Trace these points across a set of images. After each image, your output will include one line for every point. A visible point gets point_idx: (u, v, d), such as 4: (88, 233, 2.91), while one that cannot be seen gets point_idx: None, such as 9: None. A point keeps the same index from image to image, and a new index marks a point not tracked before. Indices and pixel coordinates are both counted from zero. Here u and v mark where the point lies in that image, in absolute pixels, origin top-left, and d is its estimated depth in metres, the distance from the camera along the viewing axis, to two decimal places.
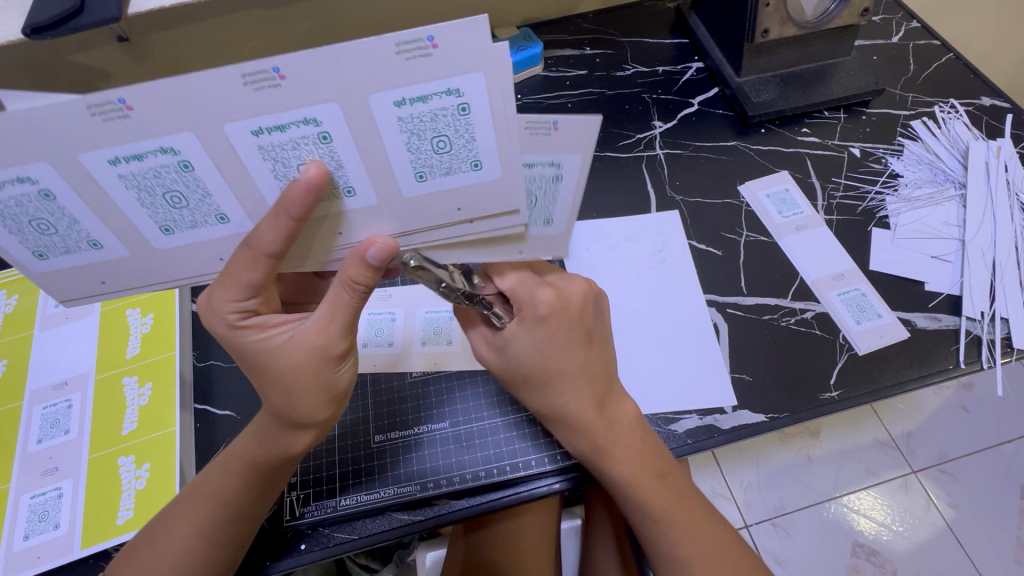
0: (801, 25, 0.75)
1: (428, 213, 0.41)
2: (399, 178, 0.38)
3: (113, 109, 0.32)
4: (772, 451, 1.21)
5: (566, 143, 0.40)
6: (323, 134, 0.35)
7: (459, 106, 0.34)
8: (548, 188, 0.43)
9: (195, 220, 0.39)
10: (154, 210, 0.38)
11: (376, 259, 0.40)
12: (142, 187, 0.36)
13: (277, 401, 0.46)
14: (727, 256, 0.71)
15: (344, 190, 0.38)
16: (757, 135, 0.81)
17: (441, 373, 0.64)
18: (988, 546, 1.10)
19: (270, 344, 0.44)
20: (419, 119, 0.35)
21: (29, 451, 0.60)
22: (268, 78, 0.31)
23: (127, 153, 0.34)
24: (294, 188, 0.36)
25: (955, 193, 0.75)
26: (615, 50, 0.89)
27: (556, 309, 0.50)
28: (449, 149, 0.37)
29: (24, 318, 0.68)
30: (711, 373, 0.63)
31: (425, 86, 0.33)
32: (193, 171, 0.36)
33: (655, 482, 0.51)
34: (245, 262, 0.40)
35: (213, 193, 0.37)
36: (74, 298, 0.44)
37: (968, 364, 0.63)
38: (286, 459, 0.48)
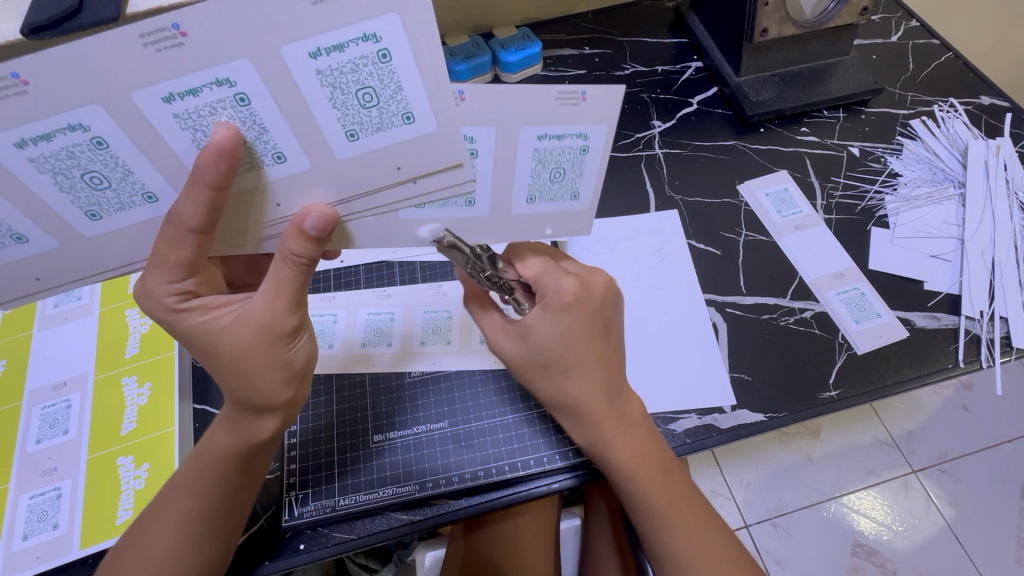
0: (800, 24, 0.75)
1: (367, 175, 0.41)
2: (330, 137, 0.39)
3: (10, 86, 0.32)
4: (772, 451, 1.20)
5: (592, 114, 0.44)
6: (239, 94, 0.36)
7: (379, 52, 0.35)
8: (575, 160, 0.46)
9: (121, 201, 0.40)
10: (75, 193, 0.38)
11: (315, 229, 0.40)
12: (56, 169, 0.37)
13: (235, 385, 0.45)
14: (726, 255, 0.71)
15: (272, 157, 0.39)
16: (756, 134, 0.81)
17: (420, 373, 0.64)
18: (988, 546, 1.10)
19: (215, 326, 0.44)
20: (340, 70, 0.36)
21: (27, 451, 0.60)
22: (170, 36, 0.32)
23: (35, 134, 0.34)
24: (207, 153, 0.36)
25: (954, 192, 0.75)
26: (614, 50, 0.89)
27: (579, 298, 0.50)
28: (376, 102, 0.38)
29: (23, 319, 0.68)
30: (710, 373, 0.63)
31: (340, 34, 0.34)
32: (108, 148, 0.36)
33: (661, 476, 0.51)
34: (171, 239, 0.40)
35: (133, 171, 0.38)
36: (10, 300, 0.44)
37: (967, 363, 0.63)
38: (254, 447, 0.48)
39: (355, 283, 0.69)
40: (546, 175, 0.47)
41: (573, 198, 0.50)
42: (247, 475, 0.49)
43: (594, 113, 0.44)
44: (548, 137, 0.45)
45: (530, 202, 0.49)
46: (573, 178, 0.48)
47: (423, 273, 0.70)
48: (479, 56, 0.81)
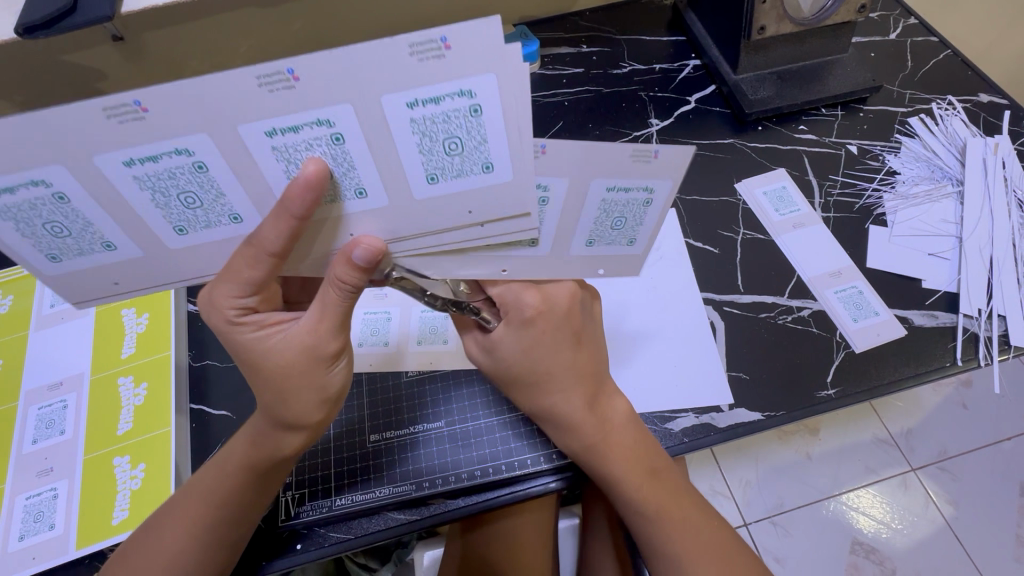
0: (798, 21, 0.75)
1: (434, 217, 0.40)
2: (410, 180, 0.37)
3: (129, 112, 0.31)
4: (772, 449, 1.20)
5: (663, 170, 0.41)
6: (336, 135, 0.34)
7: (472, 108, 0.34)
8: (638, 210, 0.45)
9: (208, 220, 0.38)
10: (168, 211, 0.37)
11: (362, 260, 0.39)
12: (157, 188, 0.36)
13: (273, 403, 0.45)
14: (724, 254, 0.71)
15: (354, 192, 0.37)
16: (753, 132, 0.80)
17: (422, 373, 0.63)
18: (988, 544, 1.10)
19: (268, 343, 0.44)
20: (431, 120, 0.34)
21: (24, 452, 0.60)
22: (283, 79, 0.31)
23: (142, 154, 0.33)
24: (295, 185, 0.35)
25: (952, 191, 0.75)
26: (612, 47, 0.89)
27: (541, 312, 0.49)
28: (461, 150, 0.36)
29: (19, 318, 0.68)
30: (707, 372, 0.63)
31: (438, 88, 0.33)
32: (207, 172, 0.35)
33: (650, 479, 0.51)
34: (247, 259, 0.39)
35: (225, 193, 0.37)
36: (88, 301, 0.43)
37: (965, 362, 0.63)
38: (275, 462, 0.48)
39: None
40: (608, 223, 0.46)
41: (629, 243, 0.49)
42: (265, 483, 0.49)
43: (665, 169, 0.41)
44: (616, 188, 0.43)
45: (588, 247, 0.48)
46: (637, 228, 0.47)
47: None
48: None
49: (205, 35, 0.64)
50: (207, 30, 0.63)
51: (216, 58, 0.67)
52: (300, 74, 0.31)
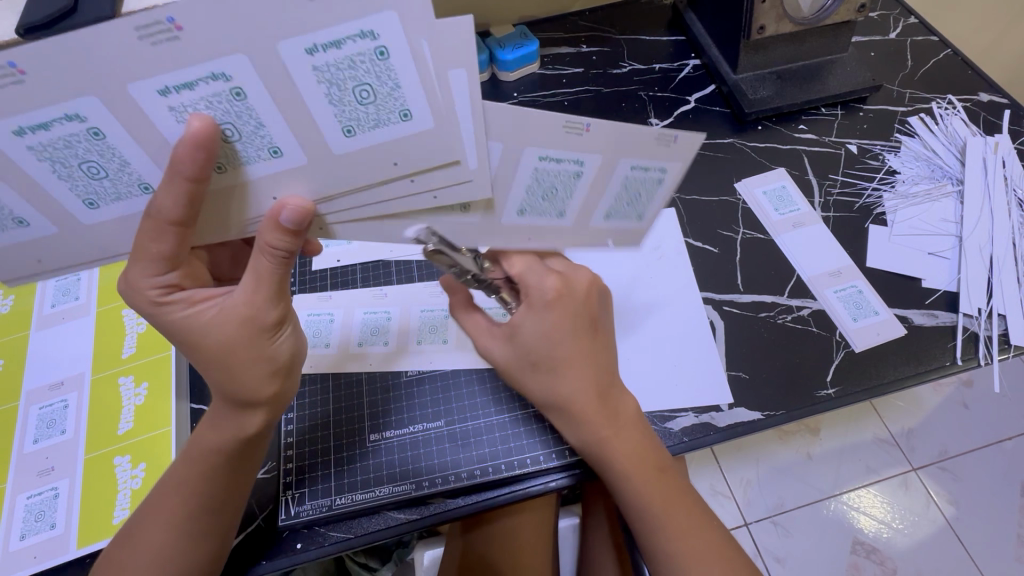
0: (797, 21, 0.75)
1: (362, 169, 0.39)
2: (325, 132, 0.37)
3: (5, 74, 0.31)
4: (772, 449, 1.20)
5: (676, 152, 0.44)
6: (236, 89, 0.34)
7: (377, 50, 0.33)
8: (649, 189, 0.47)
9: (118, 191, 0.39)
10: (73, 182, 0.37)
11: (291, 221, 0.39)
12: (55, 158, 0.36)
13: (219, 378, 0.45)
14: (724, 254, 0.71)
15: (268, 152, 0.38)
16: (753, 132, 0.80)
17: (422, 372, 0.63)
18: (989, 544, 1.10)
19: (199, 320, 0.43)
20: (337, 68, 0.34)
21: (24, 451, 0.60)
22: (164, 29, 0.31)
23: (32, 122, 0.33)
24: (182, 147, 0.34)
25: (952, 190, 0.75)
26: (611, 47, 0.89)
27: (562, 295, 0.50)
28: (373, 100, 0.36)
29: (20, 318, 0.68)
30: (707, 371, 0.63)
31: (337, 31, 0.32)
32: (104, 138, 0.35)
33: (656, 476, 0.51)
34: (150, 232, 0.39)
35: (130, 161, 0.37)
36: (16, 280, 0.43)
37: (965, 361, 0.63)
38: (241, 441, 0.48)
39: (352, 282, 0.69)
40: (624, 200, 0.48)
41: (637, 219, 0.50)
42: (238, 469, 0.49)
43: (680, 151, 0.44)
44: (636, 167, 0.45)
45: (606, 221, 0.49)
46: (648, 205, 0.48)
47: (420, 272, 0.69)
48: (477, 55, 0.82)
49: None
50: None
51: None
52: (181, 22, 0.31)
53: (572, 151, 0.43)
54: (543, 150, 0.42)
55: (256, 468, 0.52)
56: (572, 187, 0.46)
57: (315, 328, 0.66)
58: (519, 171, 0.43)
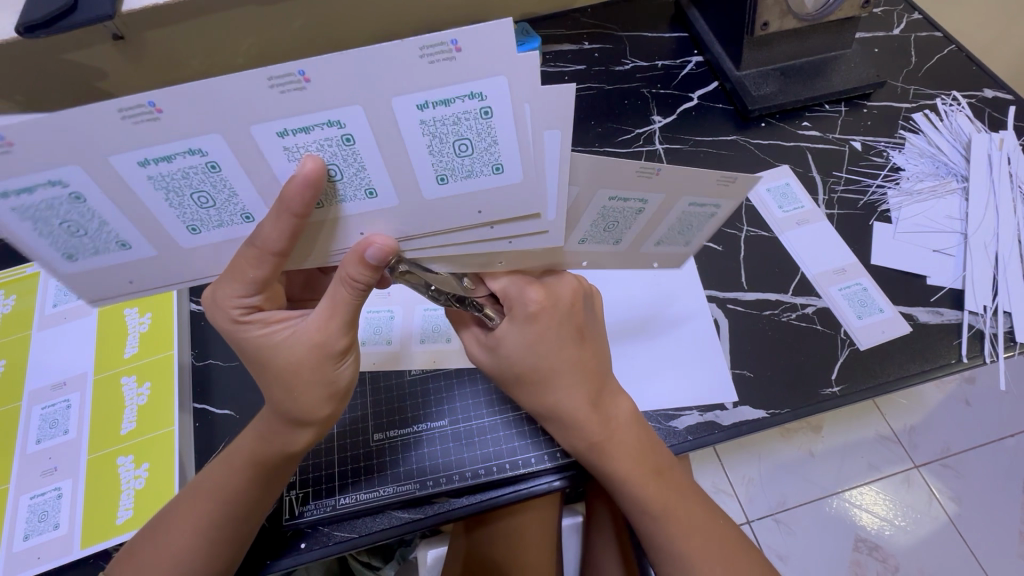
0: (802, 17, 0.74)
1: (447, 216, 0.40)
2: (420, 180, 0.37)
3: (144, 112, 0.32)
4: (774, 446, 1.20)
5: (733, 193, 0.46)
6: (346, 136, 0.34)
7: (482, 110, 0.34)
8: (701, 219, 0.49)
9: (221, 219, 0.39)
10: (182, 209, 0.37)
11: (374, 259, 0.39)
12: (170, 187, 0.36)
13: (281, 397, 0.46)
14: (728, 252, 0.71)
15: (364, 193, 0.38)
16: (757, 129, 0.80)
17: (428, 371, 0.63)
18: (991, 541, 1.10)
19: (272, 340, 0.44)
20: (443, 122, 0.35)
21: (28, 452, 0.60)
22: (294, 80, 0.31)
23: (156, 155, 0.34)
24: (295, 183, 0.35)
25: (957, 186, 0.74)
26: (614, 44, 0.89)
27: (545, 307, 0.49)
28: (470, 152, 0.36)
29: (23, 318, 0.68)
30: (711, 369, 0.63)
31: (449, 90, 0.33)
32: (221, 171, 0.35)
33: (654, 479, 0.51)
34: (251, 258, 0.39)
35: (238, 192, 0.37)
36: (104, 297, 0.43)
37: (971, 359, 0.63)
38: (286, 455, 0.48)
39: None
40: (676, 229, 0.50)
41: (683, 244, 0.53)
42: (272, 479, 0.49)
43: (737, 190, 0.46)
44: (695, 203, 0.47)
45: (656, 246, 0.53)
46: (696, 234, 0.51)
47: None
48: None
49: (206, 35, 0.63)
50: (208, 29, 0.63)
51: (215, 56, 0.66)
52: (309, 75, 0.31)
53: (640, 192, 0.44)
54: (614, 193, 0.44)
55: (286, 477, 0.51)
56: (632, 220, 0.48)
57: None
58: (590, 207, 0.44)
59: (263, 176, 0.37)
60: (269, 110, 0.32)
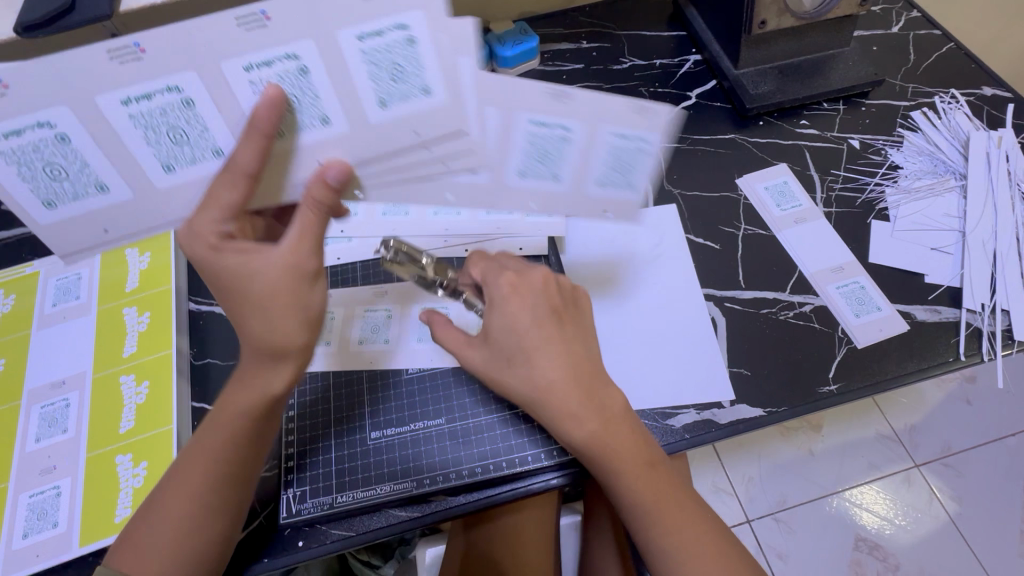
0: (799, 15, 0.74)
1: (391, 141, 0.43)
2: (363, 105, 0.41)
3: (128, 53, 0.36)
4: (773, 445, 1.20)
5: (651, 123, 0.46)
6: (300, 67, 0.38)
7: (408, 39, 0.38)
8: (632, 157, 0.48)
9: (194, 156, 0.42)
10: (158, 146, 0.41)
11: (336, 178, 0.42)
12: (150, 125, 0.40)
13: (256, 327, 0.44)
14: (725, 250, 0.71)
15: (319, 119, 0.41)
16: (755, 127, 0.80)
17: (422, 371, 0.63)
18: (993, 541, 1.09)
19: (247, 266, 0.43)
20: (377, 50, 0.39)
21: (27, 451, 0.60)
22: (255, 18, 0.36)
23: (137, 93, 0.38)
24: (261, 106, 0.39)
25: (955, 184, 0.74)
26: (612, 43, 0.89)
27: (518, 287, 0.53)
28: (404, 79, 0.40)
29: (22, 317, 0.68)
30: (708, 367, 0.63)
31: (376, 20, 0.37)
32: (195, 108, 0.39)
33: (648, 471, 0.51)
34: (228, 182, 0.41)
35: (210, 127, 0.41)
36: (78, 250, 0.46)
37: (968, 357, 0.63)
38: (269, 399, 0.47)
39: (352, 280, 0.69)
40: (615, 168, 0.49)
41: (627, 187, 0.50)
42: (261, 430, 0.48)
43: (656, 121, 0.45)
44: (622, 134, 0.47)
45: (600, 189, 0.51)
46: (637, 176, 0.50)
47: None
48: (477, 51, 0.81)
49: None
50: None
51: None
52: (270, 13, 0.36)
53: (561, 118, 0.45)
54: (534, 115, 0.45)
55: (271, 438, 0.50)
56: (564, 153, 0.48)
57: None
58: (515, 135, 0.45)
59: (229, 113, 0.40)
60: (231, 45, 0.37)
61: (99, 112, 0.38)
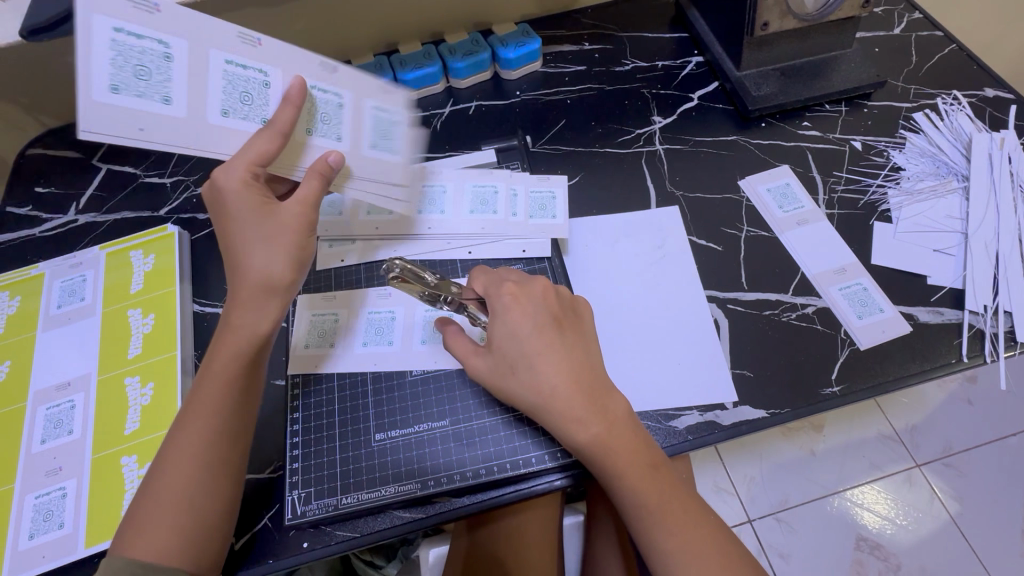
0: (801, 17, 0.74)
1: (363, 170, 0.59)
2: (359, 143, 0.58)
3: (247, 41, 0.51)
4: (774, 445, 1.21)
5: (558, 177, 0.74)
6: (338, 103, 0.56)
7: (396, 119, 0.60)
8: (546, 199, 0.73)
9: (247, 115, 0.53)
10: (228, 96, 0.52)
11: (336, 161, 0.55)
12: (229, 83, 0.52)
13: (263, 261, 0.51)
14: (727, 252, 0.71)
15: (333, 137, 0.56)
16: (757, 129, 0.80)
17: (425, 372, 0.63)
18: (994, 540, 1.09)
19: (263, 207, 0.51)
20: (380, 118, 0.59)
21: (32, 452, 0.61)
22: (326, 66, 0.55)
23: (239, 58, 0.52)
24: (295, 87, 0.52)
25: (958, 186, 0.74)
26: (615, 45, 0.89)
27: (519, 297, 0.55)
28: (387, 137, 0.60)
29: (28, 319, 0.69)
30: (711, 369, 0.63)
31: (390, 104, 0.59)
32: (269, 89, 0.53)
33: (650, 472, 0.51)
34: (265, 139, 0.51)
35: (270, 105, 0.54)
36: (98, 136, 0.49)
37: (970, 358, 0.63)
38: (258, 338, 0.51)
39: (355, 282, 0.69)
40: (479, 202, 0.72)
41: (552, 216, 0.71)
42: (252, 376, 0.52)
43: (558, 179, 0.74)
44: (478, 184, 0.73)
45: (472, 215, 0.71)
46: (556, 207, 0.72)
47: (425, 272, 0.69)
48: (478, 54, 0.82)
49: None
50: None
51: None
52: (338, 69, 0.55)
53: (439, 178, 0.73)
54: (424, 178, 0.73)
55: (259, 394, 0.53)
56: (443, 197, 0.72)
57: (319, 328, 0.66)
58: None
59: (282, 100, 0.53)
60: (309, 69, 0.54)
61: (202, 60, 0.50)
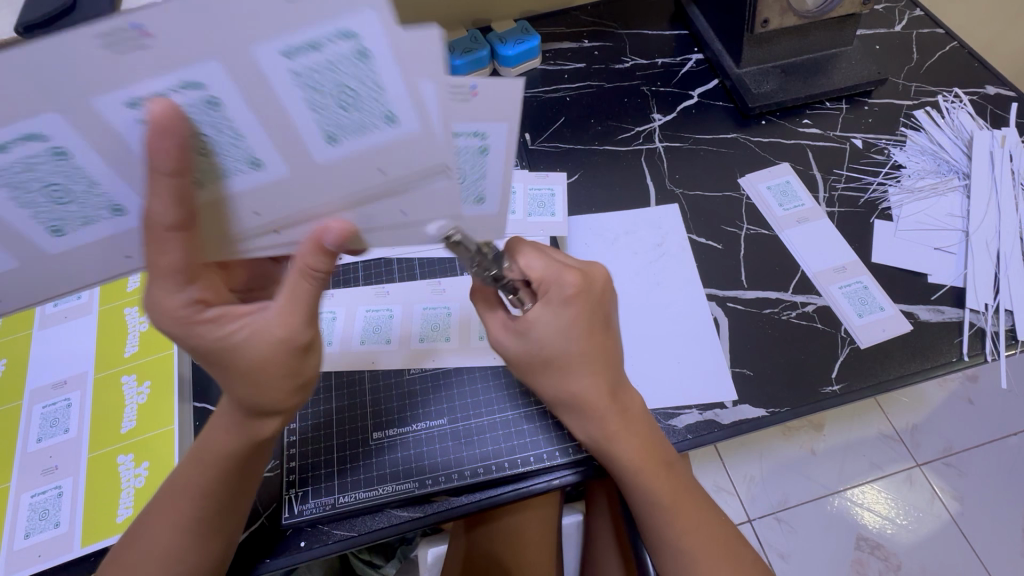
0: (802, 14, 0.73)
1: (348, 182, 0.38)
2: (309, 143, 0.36)
3: None
4: (775, 445, 1.20)
5: (557, 176, 0.75)
6: (209, 98, 0.33)
7: (357, 50, 0.32)
8: (546, 197, 0.74)
9: (87, 214, 0.38)
10: (36, 208, 0.37)
11: (333, 244, 0.40)
12: (26, 177, 0.35)
13: (242, 391, 0.46)
14: (727, 250, 0.71)
15: (247, 162, 0.36)
16: (757, 127, 0.80)
17: (424, 371, 0.63)
18: (995, 540, 1.09)
19: (230, 341, 0.43)
20: (316, 69, 0.33)
21: (28, 451, 0.60)
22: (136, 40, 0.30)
23: None
24: (155, 137, 0.33)
25: (959, 184, 0.74)
26: (614, 42, 0.88)
27: (580, 291, 0.49)
28: (357, 104, 0.35)
29: (23, 318, 0.68)
30: (710, 369, 0.62)
31: (314, 30, 0.31)
32: (70, 159, 0.34)
33: (666, 470, 0.51)
34: (155, 245, 0.38)
35: (99, 181, 0.36)
36: None
37: (972, 357, 0.63)
38: (255, 446, 0.49)
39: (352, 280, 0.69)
40: None
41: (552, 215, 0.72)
42: (243, 474, 0.49)
43: (556, 178, 0.75)
44: None
45: None
46: (555, 205, 0.73)
47: (422, 270, 0.69)
48: (477, 51, 0.81)
49: None
50: None
51: None
52: (148, 29, 0.29)
53: None
54: None
55: (263, 453, 0.51)
56: None
57: None
58: None
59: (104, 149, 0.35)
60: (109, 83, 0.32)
61: None
